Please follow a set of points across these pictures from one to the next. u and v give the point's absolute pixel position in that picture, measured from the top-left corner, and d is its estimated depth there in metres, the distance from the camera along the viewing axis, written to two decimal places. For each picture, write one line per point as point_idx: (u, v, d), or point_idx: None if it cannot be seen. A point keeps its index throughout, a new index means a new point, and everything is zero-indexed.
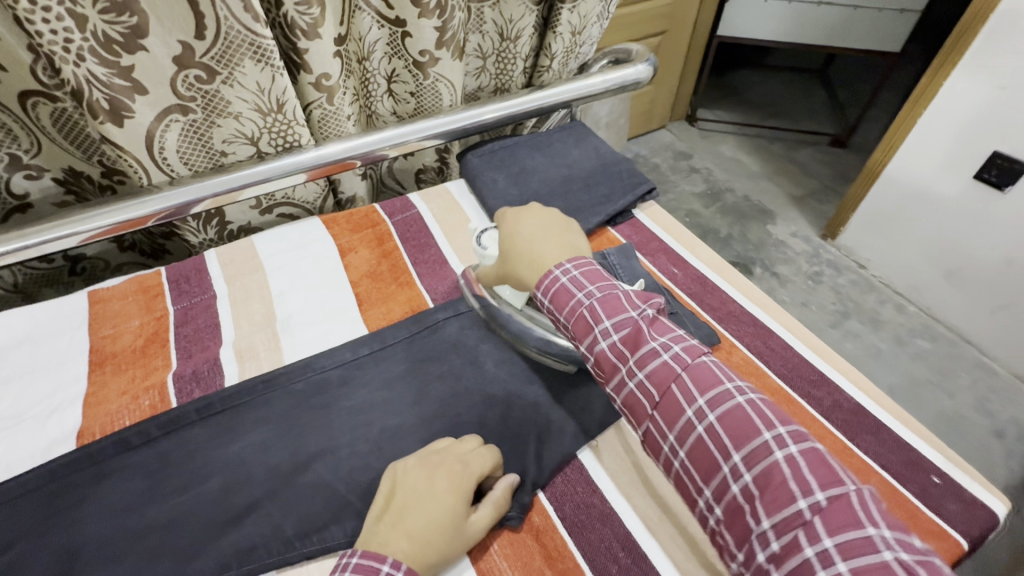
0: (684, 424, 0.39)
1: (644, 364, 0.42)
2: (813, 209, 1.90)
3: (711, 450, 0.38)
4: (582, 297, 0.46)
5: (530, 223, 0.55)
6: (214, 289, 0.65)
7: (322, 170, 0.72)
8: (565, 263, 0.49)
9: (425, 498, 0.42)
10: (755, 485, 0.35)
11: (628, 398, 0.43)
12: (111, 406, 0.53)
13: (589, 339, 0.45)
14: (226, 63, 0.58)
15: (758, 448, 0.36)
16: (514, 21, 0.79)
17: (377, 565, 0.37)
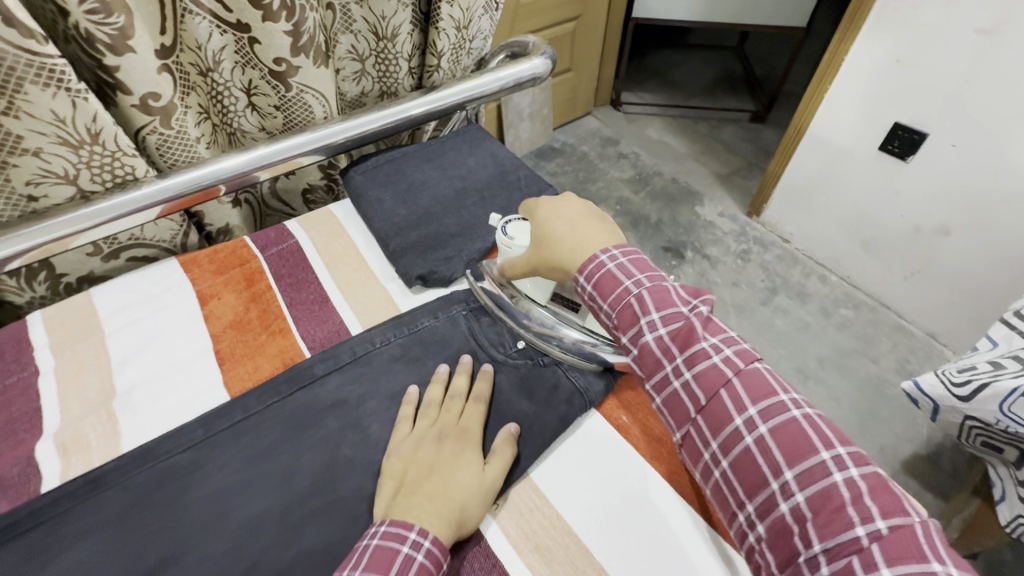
0: (730, 436, 0.40)
1: (695, 365, 0.41)
2: (738, 188, 1.93)
3: (761, 465, 0.38)
4: (609, 262, 0.47)
5: (566, 206, 0.53)
6: (36, 364, 0.53)
7: (173, 204, 0.62)
8: (612, 250, 0.48)
9: (439, 466, 0.44)
10: (807, 502, 0.35)
11: (669, 400, 0.43)
12: None
13: (633, 329, 0.44)
14: (3, 91, 0.47)
15: (803, 474, 0.36)
16: (387, 17, 0.70)
17: (405, 532, 0.39)
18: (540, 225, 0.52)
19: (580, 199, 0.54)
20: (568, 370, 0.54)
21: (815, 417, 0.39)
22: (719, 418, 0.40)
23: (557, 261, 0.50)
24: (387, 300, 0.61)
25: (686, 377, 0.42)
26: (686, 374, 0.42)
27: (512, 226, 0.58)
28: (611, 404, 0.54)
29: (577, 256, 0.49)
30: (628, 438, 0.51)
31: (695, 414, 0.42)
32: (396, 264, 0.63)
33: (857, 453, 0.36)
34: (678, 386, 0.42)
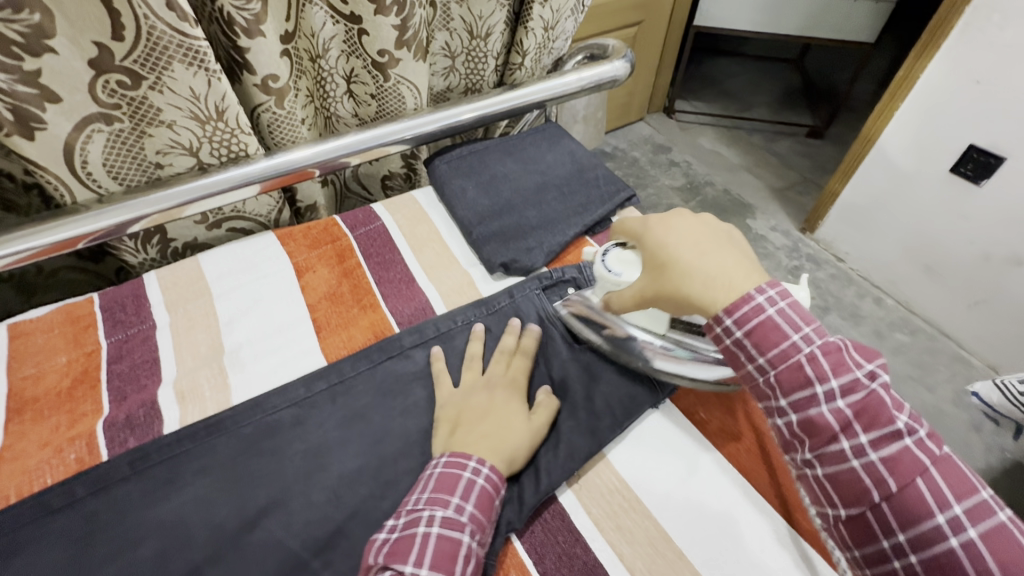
0: (872, 469, 0.36)
1: (851, 393, 0.37)
2: (791, 203, 1.89)
3: (928, 499, 0.34)
4: (766, 304, 0.40)
5: (690, 229, 0.46)
6: (153, 319, 0.58)
7: (275, 181, 0.66)
8: (767, 288, 0.41)
9: (489, 411, 0.49)
10: (984, 542, 0.33)
11: (809, 421, 0.38)
12: (30, 461, 0.47)
13: (777, 350, 0.39)
14: (153, 66, 0.51)
15: (954, 512, 0.34)
16: (484, 17, 0.74)
17: (465, 460, 0.44)
18: (656, 250, 0.46)
19: (700, 219, 0.47)
20: None
21: (955, 458, 0.36)
22: (902, 460, 0.35)
23: (676, 293, 0.44)
24: (469, 284, 0.64)
25: (871, 457, 0.36)
26: (870, 454, 0.36)
27: (613, 256, 0.52)
28: (689, 399, 0.54)
29: (717, 293, 0.42)
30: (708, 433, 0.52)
31: (844, 441, 0.37)
32: (480, 250, 0.65)
33: None
34: (827, 409, 0.37)
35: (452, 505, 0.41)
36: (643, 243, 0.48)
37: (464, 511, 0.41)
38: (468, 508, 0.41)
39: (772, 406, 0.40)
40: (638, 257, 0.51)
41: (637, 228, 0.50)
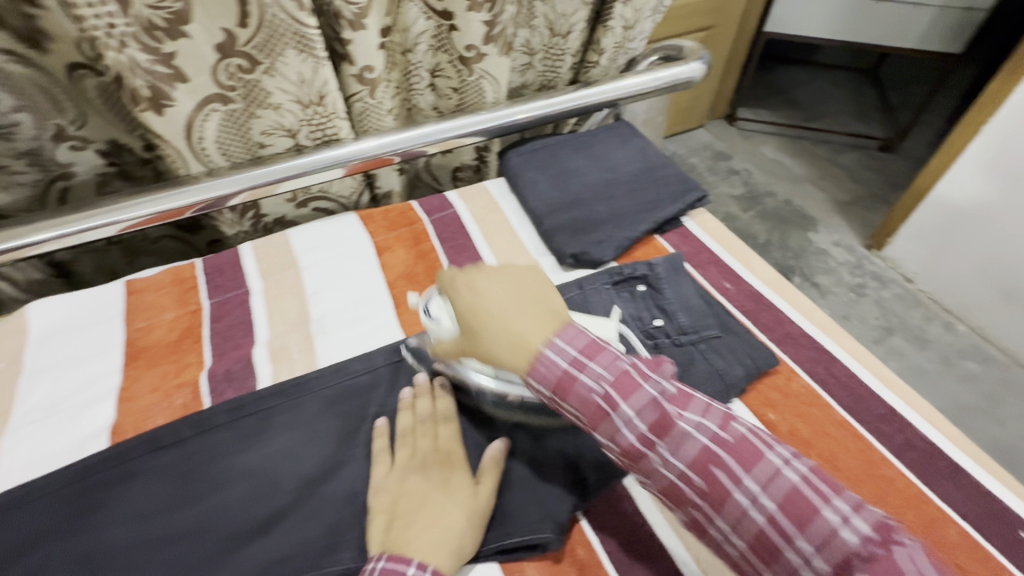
0: (733, 510, 0.34)
1: (677, 445, 0.36)
2: (857, 218, 1.81)
3: (775, 535, 0.33)
4: (557, 355, 0.40)
5: (497, 288, 0.44)
6: (248, 284, 0.63)
7: (361, 165, 0.70)
8: (556, 339, 0.41)
9: (429, 497, 0.44)
10: (779, 508, 0.33)
11: (666, 487, 0.37)
12: (142, 402, 0.52)
13: (606, 424, 0.38)
14: (269, 53, 0.56)
15: (823, 527, 0.32)
16: (567, 16, 0.76)
17: (403, 567, 0.38)
18: (466, 313, 0.44)
19: (509, 275, 0.46)
20: (711, 358, 0.54)
21: (753, 426, 0.37)
22: (715, 486, 0.35)
23: (494, 357, 0.42)
24: (539, 273, 0.65)
25: (677, 466, 0.36)
26: (672, 461, 0.36)
27: (433, 303, 0.53)
28: (757, 399, 0.53)
29: (520, 358, 0.41)
30: (777, 435, 0.50)
31: (730, 488, 0.34)
32: (550, 241, 0.67)
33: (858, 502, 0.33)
34: (660, 466, 0.36)
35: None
36: (454, 301, 0.45)
37: None
38: None
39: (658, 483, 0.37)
40: (450, 302, 0.51)
41: (450, 280, 0.47)
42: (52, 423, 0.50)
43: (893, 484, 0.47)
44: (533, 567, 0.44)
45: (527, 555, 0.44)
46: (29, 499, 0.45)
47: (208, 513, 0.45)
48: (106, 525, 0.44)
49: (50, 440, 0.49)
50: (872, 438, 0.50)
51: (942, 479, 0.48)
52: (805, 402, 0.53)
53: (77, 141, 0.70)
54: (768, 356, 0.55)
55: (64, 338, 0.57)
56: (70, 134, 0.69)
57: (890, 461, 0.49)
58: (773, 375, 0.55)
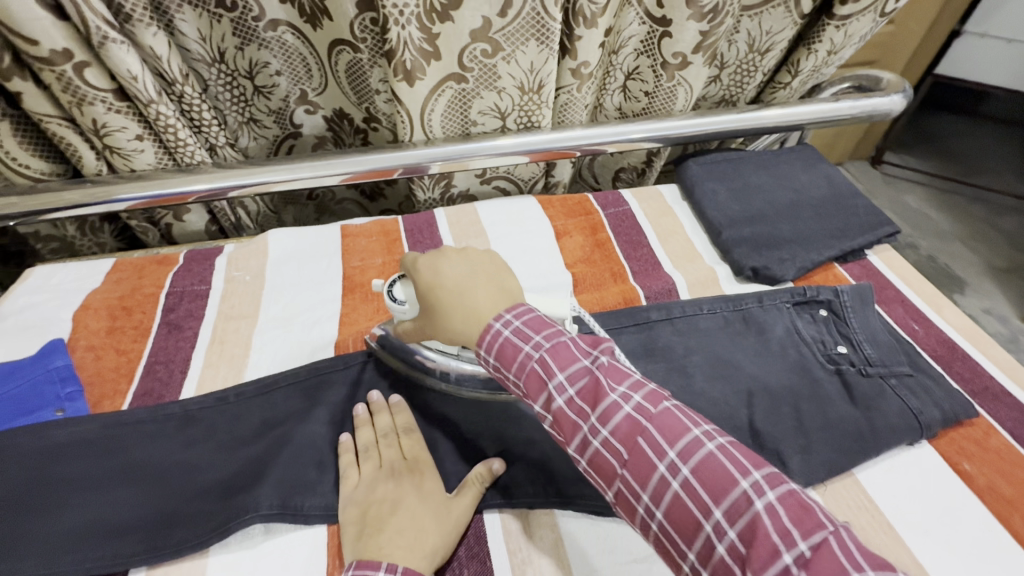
0: (658, 483, 0.34)
1: (609, 419, 0.36)
2: (1015, 290, 1.65)
3: (692, 509, 0.32)
4: (501, 327, 0.41)
5: (456, 266, 0.46)
6: (443, 245, 0.70)
7: (543, 155, 0.75)
8: (503, 313, 0.42)
9: (400, 503, 0.44)
10: (696, 478, 0.33)
11: (594, 461, 0.36)
12: (360, 328, 0.60)
13: (542, 395, 0.39)
14: (514, 42, 0.62)
15: (737, 498, 0.31)
16: (771, 33, 0.76)
17: (373, 571, 0.38)
18: (427, 293, 0.46)
19: (463, 256, 0.48)
20: (906, 395, 0.52)
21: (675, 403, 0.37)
22: (638, 456, 0.35)
23: (449, 324, 0.45)
24: (714, 280, 0.67)
25: (604, 435, 0.36)
26: (603, 432, 0.36)
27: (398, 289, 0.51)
28: (950, 445, 0.51)
29: (470, 327, 0.43)
30: (974, 487, 0.48)
31: (585, 427, 0.37)
32: (728, 252, 0.68)
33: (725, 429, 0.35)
34: (597, 444, 0.36)
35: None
36: (415, 282, 0.48)
37: None
38: None
39: (585, 440, 0.37)
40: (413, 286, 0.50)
41: (411, 269, 0.48)
42: (290, 331, 0.59)
43: None
44: None
45: None
46: (275, 388, 0.53)
47: (417, 433, 0.51)
48: (335, 422, 0.51)
49: (290, 346, 0.58)
50: None
51: None
52: (1006, 460, 0.50)
53: (312, 106, 0.80)
54: (968, 405, 0.52)
55: (296, 263, 0.67)
56: (310, 99, 0.79)
57: None
58: (968, 426, 0.52)
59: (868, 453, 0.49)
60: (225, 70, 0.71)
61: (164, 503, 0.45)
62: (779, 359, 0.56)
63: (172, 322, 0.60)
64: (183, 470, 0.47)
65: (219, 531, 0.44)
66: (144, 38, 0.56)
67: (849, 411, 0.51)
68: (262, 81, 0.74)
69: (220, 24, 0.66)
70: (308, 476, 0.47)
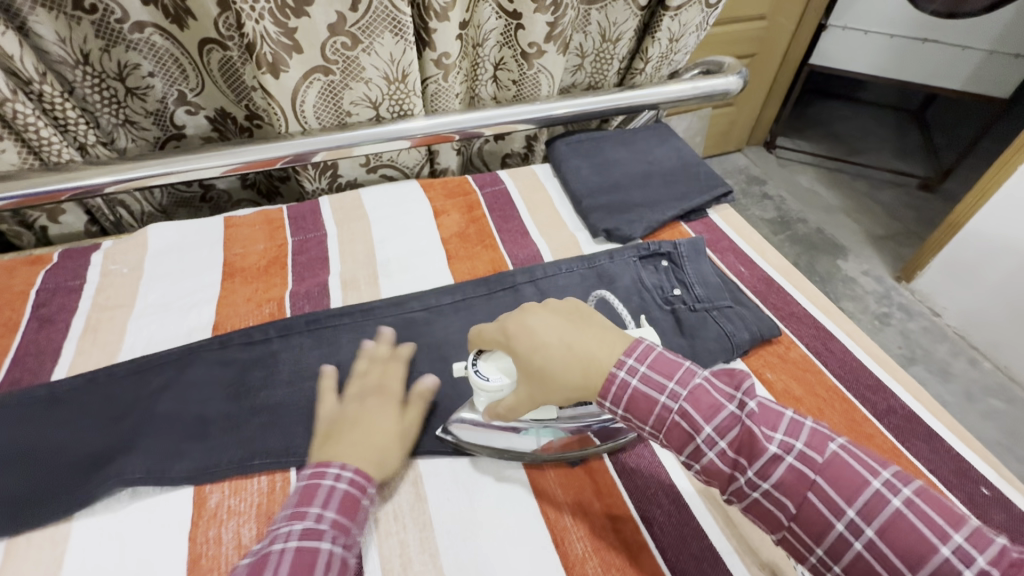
0: (836, 540, 0.36)
1: (770, 473, 0.38)
2: (887, 252, 1.86)
3: (881, 571, 0.35)
4: (627, 375, 0.41)
5: (548, 322, 0.45)
6: (325, 229, 0.74)
7: (426, 140, 0.80)
8: (621, 354, 0.43)
9: (357, 419, 0.49)
10: (827, 480, 0.37)
11: (757, 511, 0.39)
12: (240, 309, 0.63)
13: (691, 449, 0.40)
14: (370, 35, 0.67)
15: (940, 563, 0.33)
16: (617, 24, 0.86)
17: (326, 470, 0.44)
18: (529, 356, 0.44)
19: (549, 309, 0.46)
20: (723, 322, 0.61)
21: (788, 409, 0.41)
22: (808, 512, 0.37)
23: (565, 380, 0.42)
24: (575, 243, 0.74)
25: (722, 446, 0.39)
26: (721, 443, 0.39)
27: (483, 364, 0.48)
28: (758, 360, 0.60)
29: (594, 377, 0.42)
30: (773, 391, 0.57)
31: (699, 439, 0.40)
32: (586, 217, 0.76)
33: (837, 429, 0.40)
34: (759, 496, 0.39)
35: (311, 513, 0.41)
36: (511, 347, 0.45)
37: (324, 518, 0.41)
38: (329, 515, 0.42)
39: (699, 446, 0.40)
40: (502, 358, 0.48)
41: (497, 329, 0.47)
42: (166, 315, 0.62)
43: (871, 441, 0.54)
44: (553, 471, 0.53)
45: (541, 457, 0.53)
46: (145, 366, 0.55)
47: (286, 396, 0.54)
48: (214, 394, 0.54)
49: (165, 327, 0.60)
50: (859, 403, 0.57)
51: (917, 439, 0.54)
52: (799, 367, 0.59)
53: (192, 106, 0.82)
54: (772, 326, 0.61)
55: (176, 254, 0.69)
56: (189, 100, 0.81)
57: (870, 421, 0.55)
58: (774, 344, 0.62)
59: None
60: (92, 72, 0.72)
61: (31, 477, 0.47)
62: (622, 305, 0.64)
63: (43, 316, 0.60)
64: (49, 446, 0.49)
65: (85, 498, 0.46)
66: None
67: (676, 341, 0.60)
68: (135, 83, 0.76)
69: (80, 25, 0.68)
70: (179, 441, 0.50)
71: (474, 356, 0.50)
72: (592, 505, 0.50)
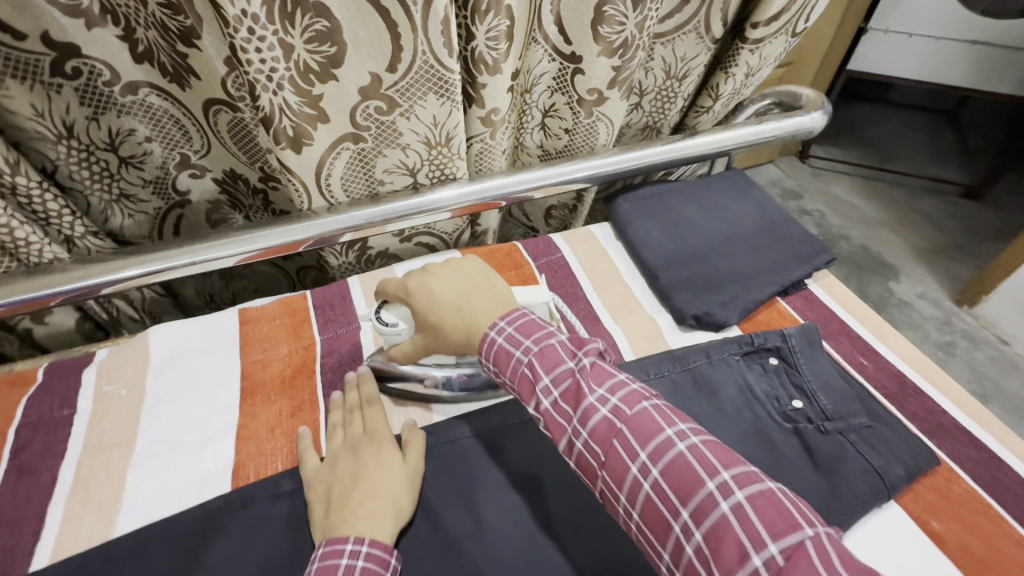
0: (631, 483, 0.38)
1: (587, 421, 0.40)
2: (942, 271, 1.72)
3: (662, 510, 0.36)
4: (496, 335, 0.47)
5: (444, 282, 0.52)
6: (359, 322, 0.63)
7: (469, 208, 0.68)
8: (498, 321, 0.48)
9: (363, 473, 0.46)
10: (665, 479, 0.37)
11: (579, 461, 0.41)
12: (263, 445, 0.51)
13: (533, 399, 0.44)
14: (410, 97, 0.56)
15: (704, 499, 0.35)
16: (686, 59, 0.74)
17: (341, 547, 0.40)
18: (425, 313, 0.51)
19: (455, 268, 0.53)
20: (867, 453, 0.48)
21: (654, 402, 0.41)
22: (652, 514, 0.37)
23: (449, 336, 0.50)
24: (657, 332, 0.62)
25: (584, 437, 0.40)
26: (583, 434, 0.40)
27: (384, 311, 0.54)
28: (916, 502, 0.47)
29: (473, 336, 0.49)
30: (948, 550, 0.45)
31: (568, 427, 0.41)
32: (668, 298, 0.64)
33: (695, 427, 0.39)
34: (580, 445, 0.41)
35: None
36: (410, 303, 0.52)
37: None
38: None
39: (569, 433, 0.41)
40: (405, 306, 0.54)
41: (400, 284, 0.54)
42: (174, 458, 0.50)
43: None
44: None
45: None
46: (150, 541, 0.44)
47: None
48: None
49: (174, 477, 0.49)
50: None
51: None
52: (973, 511, 0.47)
53: (197, 169, 0.71)
54: (929, 455, 0.49)
55: (183, 366, 0.57)
56: (192, 163, 0.70)
57: None
58: (931, 475, 0.49)
59: (836, 526, 0.45)
60: (77, 145, 0.60)
61: None
62: (732, 424, 0.51)
63: (22, 466, 0.49)
64: None
65: None
66: None
67: (811, 479, 0.47)
68: (129, 151, 0.64)
69: (61, 94, 0.57)
70: None
71: (378, 306, 0.55)
72: None
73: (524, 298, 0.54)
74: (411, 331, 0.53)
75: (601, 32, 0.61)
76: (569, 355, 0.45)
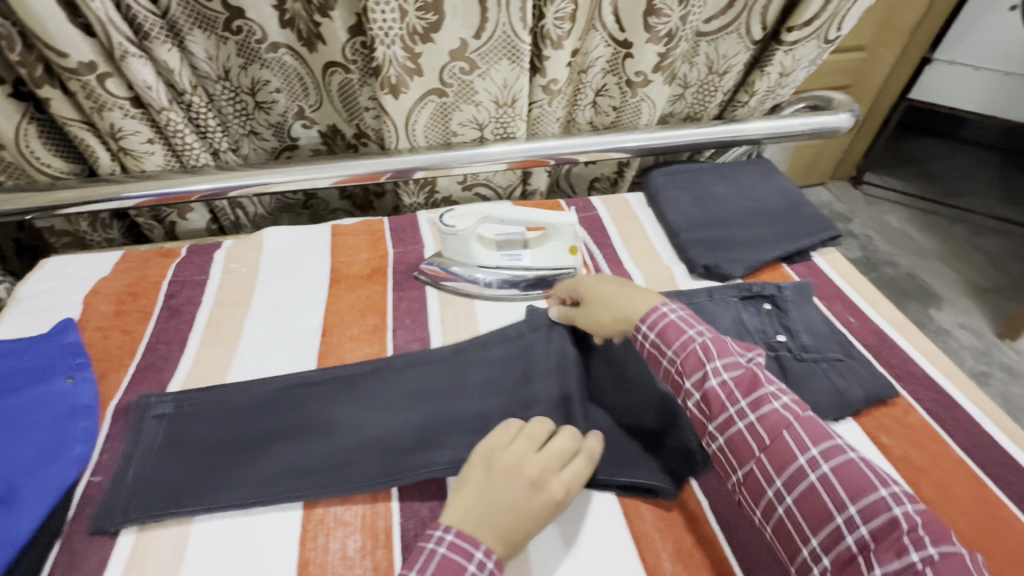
0: (769, 416, 0.43)
1: (731, 368, 0.47)
2: (989, 306, 1.70)
3: (826, 500, 0.40)
4: (669, 313, 0.52)
5: (603, 291, 0.57)
6: (424, 242, 0.77)
7: (522, 163, 0.81)
8: (670, 304, 0.53)
9: (509, 495, 0.42)
10: (803, 426, 0.43)
11: (733, 439, 0.44)
12: (345, 316, 0.66)
13: (698, 374, 0.47)
14: (487, 61, 0.70)
15: (875, 500, 0.38)
16: (727, 57, 0.85)
17: (472, 549, 0.40)
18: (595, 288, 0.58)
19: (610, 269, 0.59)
20: (833, 376, 0.58)
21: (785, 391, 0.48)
22: (780, 445, 0.42)
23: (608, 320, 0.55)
24: (670, 277, 0.73)
25: (725, 377, 0.46)
26: (724, 375, 0.46)
27: (448, 214, 0.67)
28: (872, 422, 0.56)
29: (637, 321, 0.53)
30: (890, 457, 0.53)
31: (709, 366, 0.47)
32: (683, 252, 0.74)
33: None
34: (743, 426, 0.44)
35: (475, 559, 0.39)
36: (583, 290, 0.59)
37: None
38: None
39: (709, 372, 0.47)
40: (465, 211, 0.66)
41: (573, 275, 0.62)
42: (279, 315, 0.66)
43: (1007, 530, 0.48)
44: (649, 511, 0.50)
45: (636, 497, 0.50)
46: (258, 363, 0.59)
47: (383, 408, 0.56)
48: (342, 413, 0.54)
49: (280, 328, 0.64)
50: (991, 483, 0.52)
51: None
52: (919, 436, 0.55)
53: (309, 121, 0.86)
54: (889, 387, 0.57)
55: (288, 258, 0.73)
56: (307, 115, 0.85)
57: (1004, 504, 0.50)
58: (890, 406, 0.58)
59: None
60: (229, 86, 0.79)
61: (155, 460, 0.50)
62: None
63: (172, 307, 0.66)
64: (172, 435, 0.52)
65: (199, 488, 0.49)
66: (160, 52, 0.64)
67: None
68: (263, 97, 0.81)
69: (226, 45, 0.74)
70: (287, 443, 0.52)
71: (440, 213, 0.68)
72: (693, 555, 0.47)
73: (552, 219, 0.66)
74: (463, 230, 0.66)
75: (650, 22, 0.73)
76: (737, 353, 0.49)
